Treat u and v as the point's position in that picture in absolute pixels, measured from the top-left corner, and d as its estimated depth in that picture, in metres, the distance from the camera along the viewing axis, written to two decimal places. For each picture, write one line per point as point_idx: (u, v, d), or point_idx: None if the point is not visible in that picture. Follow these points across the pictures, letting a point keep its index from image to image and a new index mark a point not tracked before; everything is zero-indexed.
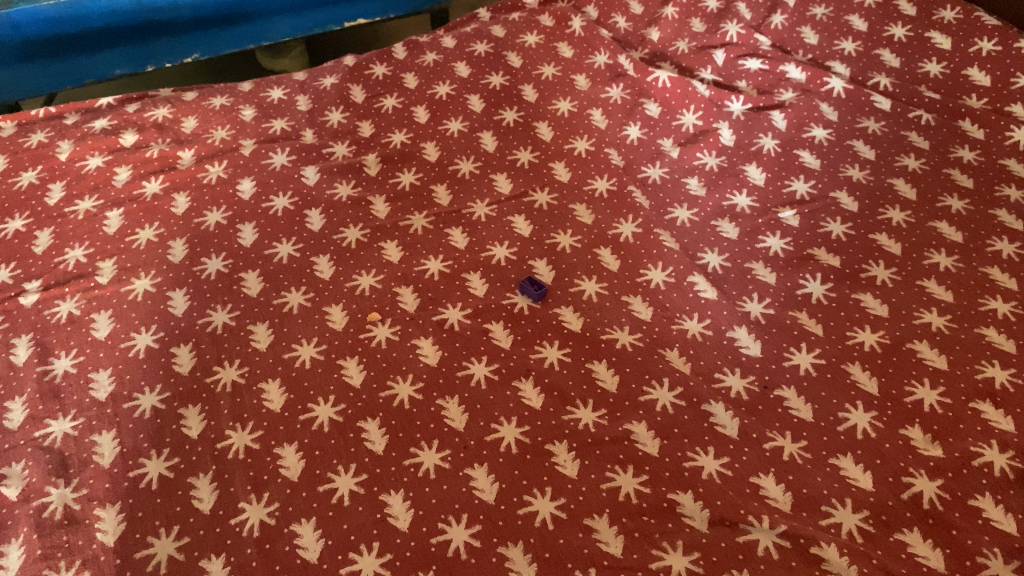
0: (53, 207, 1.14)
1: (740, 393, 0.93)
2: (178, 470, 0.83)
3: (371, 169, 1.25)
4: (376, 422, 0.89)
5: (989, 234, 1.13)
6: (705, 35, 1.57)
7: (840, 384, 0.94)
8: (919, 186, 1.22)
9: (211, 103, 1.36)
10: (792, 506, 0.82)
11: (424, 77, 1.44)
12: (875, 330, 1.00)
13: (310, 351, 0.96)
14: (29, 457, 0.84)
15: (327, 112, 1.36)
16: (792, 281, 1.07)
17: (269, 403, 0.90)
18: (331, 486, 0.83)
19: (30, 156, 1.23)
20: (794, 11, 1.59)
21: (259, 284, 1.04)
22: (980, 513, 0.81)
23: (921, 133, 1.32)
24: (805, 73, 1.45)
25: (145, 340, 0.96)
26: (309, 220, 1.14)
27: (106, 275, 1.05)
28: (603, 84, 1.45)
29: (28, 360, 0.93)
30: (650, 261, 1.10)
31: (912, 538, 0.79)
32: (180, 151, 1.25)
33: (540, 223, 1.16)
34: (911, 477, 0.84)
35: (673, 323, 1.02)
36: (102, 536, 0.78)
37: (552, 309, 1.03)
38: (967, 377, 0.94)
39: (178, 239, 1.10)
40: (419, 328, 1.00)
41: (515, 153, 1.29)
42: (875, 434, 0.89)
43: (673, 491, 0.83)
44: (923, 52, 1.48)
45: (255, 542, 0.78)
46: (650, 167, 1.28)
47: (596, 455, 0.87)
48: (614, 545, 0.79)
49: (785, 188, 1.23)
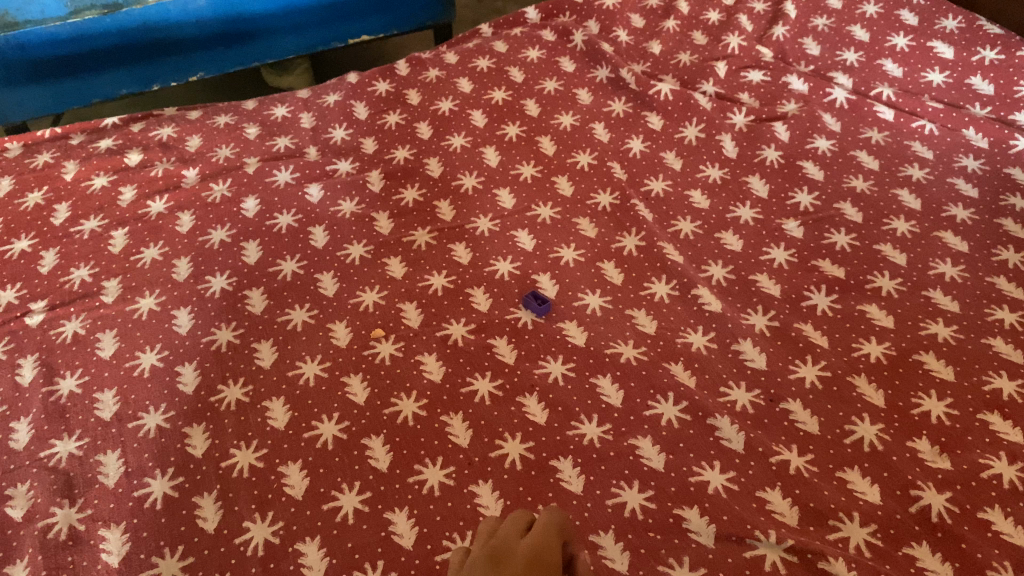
0: (59, 227, 1.15)
1: (745, 407, 0.93)
2: (183, 489, 0.83)
3: (374, 186, 1.25)
4: (380, 439, 0.89)
5: (995, 244, 1.13)
6: (707, 47, 1.57)
7: (845, 397, 0.93)
8: (924, 196, 1.21)
9: (215, 122, 1.37)
10: (798, 520, 0.81)
11: (427, 93, 1.45)
12: (881, 342, 1.00)
13: (314, 368, 0.96)
14: (35, 478, 0.84)
15: (331, 129, 1.37)
16: (797, 293, 1.07)
17: (273, 421, 0.90)
18: (335, 504, 0.82)
19: (36, 176, 1.23)
20: (795, 23, 1.61)
21: (263, 302, 1.05)
22: (990, 526, 0.80)
23: (925, 142, 1.32)
24: (808, 85, 1.46)
25: (150, 359, 0.96)
26: (313, 237, 1.15)
27: (111, 294, 1.05)
28: (606, 98, 1.46)
29: (34, 381, 0.94)
30: (654, 275, 1.11)
31: (921, 552, 0.78)
32: (185, 170, 1.26)
33: (543, 238, 1.16)
34: (919, 490, 0.83)
35: (678, 337, 1.02)
36: (107, 556, 0.78)
37: (556, 323, 1.03)
38: (975, 388, 0.93)
39: (183, 258, 1.11)
40: (423, 344, 1.00)
41: (518, 167, 1.30)
42: (882, 446, 0.88)
43: (679, 507, 0.83)
44: (925, 62, 1.49)
45: (259, 561, 0.78)
46: (653, 180, 1.28)
47: (601, 470, 0.86)
48: (620, 562, 0.78)
49: (789, 200, 1.23)
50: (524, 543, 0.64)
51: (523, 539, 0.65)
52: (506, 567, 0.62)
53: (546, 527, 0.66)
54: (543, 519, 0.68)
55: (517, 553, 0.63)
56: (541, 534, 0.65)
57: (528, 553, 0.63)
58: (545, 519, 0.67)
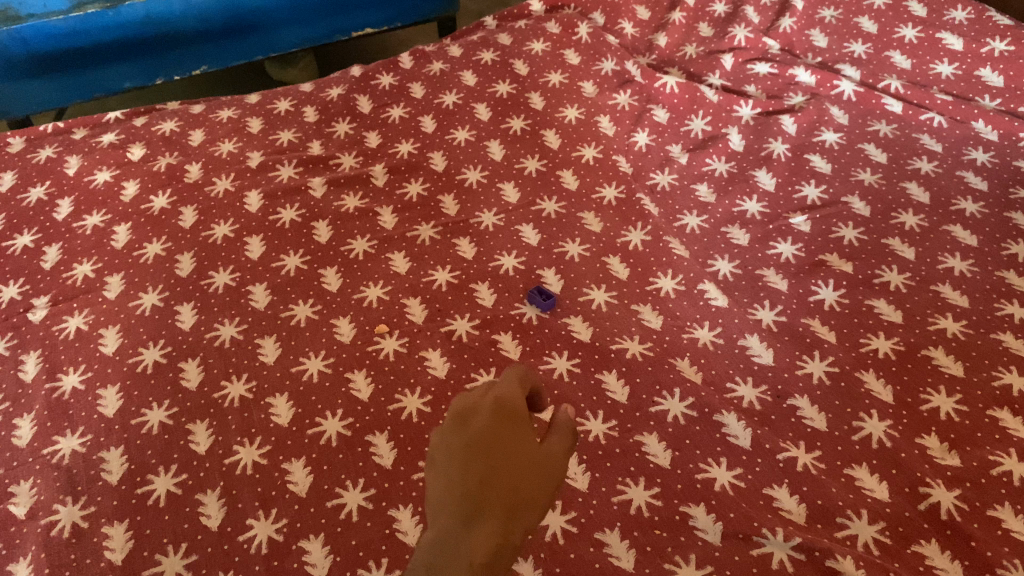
0: (61, 222, 1.15)
1: (752, 403, 0.92)
2: (187, 486, 0.83)
3: (378, 180, 1.24)
4: (384, 435, 0.88)
5: (1005, 238, 1.11)
6: (713, 39, 1.55)
7: (853, 393, 0.92)
8: (932, 189, 1.20)
9: (219, 116, 1.36)
10: (806, 518, 0.81)
11: (431, 86, 1.44)
12: (889, 337, 0.98)
13: (318, 364, 0.96)
14: (38, 474, 0.84)
15: (334, 123, 1.36)
16: (804, 288, 1.06)
17: (277, 418, 0.90)
18: (339, 501, 0.82)
19: (39, 171, 1.23)
20: (802, 15, 1.60)
21: (267, 297, 1.04)
22: (1000, 524, 0.79)
23: (933, 135, 1.30)
24: (815, 77, 1.44)
25: (153, 356, 0.96)
26: (316, 232, 1.14)
27: (114, 290, 1.05)
28: (611, 90, 1.43)
29: (37, 377, 0.94)
30: (659, 269, 1.10)
31: (930, 550, 0.78)
32: (189, 165, 1.25)
33: (548, 232, 1.15)
34: (929, 487, 0.83)
35: (684, 333, 1.01)
36: (110, 554, 0.77)
37: (561, 318, 1.03)
38: (984, 384, 0.92)
39: (186, 253, 1.10)
40: (427, 339, 0.99)
41: (523, 161, 1.28)
42: (890, 443, 0.87)
43: (686, 504, 0.82)
44: (934, 53, 1.48)
45: (263, 559, 0.77)
46: (659, 174, 1.27)
47: (607, 467, 0.86)
48: (625, 560, 0.77)
49: (796, 194, 1.22)
50: (489, 401, 0.84)
51: (487, 397, 0.85)
52: (475, 422, 0.83)
53: (506, 383, 0.86)
54: (506, 378, 0.87)
55: (482, 411, 0.83)
56: (502, 390, 0.85)
57: (493, 408, 0.83)
58: (506, 380, 0.87)
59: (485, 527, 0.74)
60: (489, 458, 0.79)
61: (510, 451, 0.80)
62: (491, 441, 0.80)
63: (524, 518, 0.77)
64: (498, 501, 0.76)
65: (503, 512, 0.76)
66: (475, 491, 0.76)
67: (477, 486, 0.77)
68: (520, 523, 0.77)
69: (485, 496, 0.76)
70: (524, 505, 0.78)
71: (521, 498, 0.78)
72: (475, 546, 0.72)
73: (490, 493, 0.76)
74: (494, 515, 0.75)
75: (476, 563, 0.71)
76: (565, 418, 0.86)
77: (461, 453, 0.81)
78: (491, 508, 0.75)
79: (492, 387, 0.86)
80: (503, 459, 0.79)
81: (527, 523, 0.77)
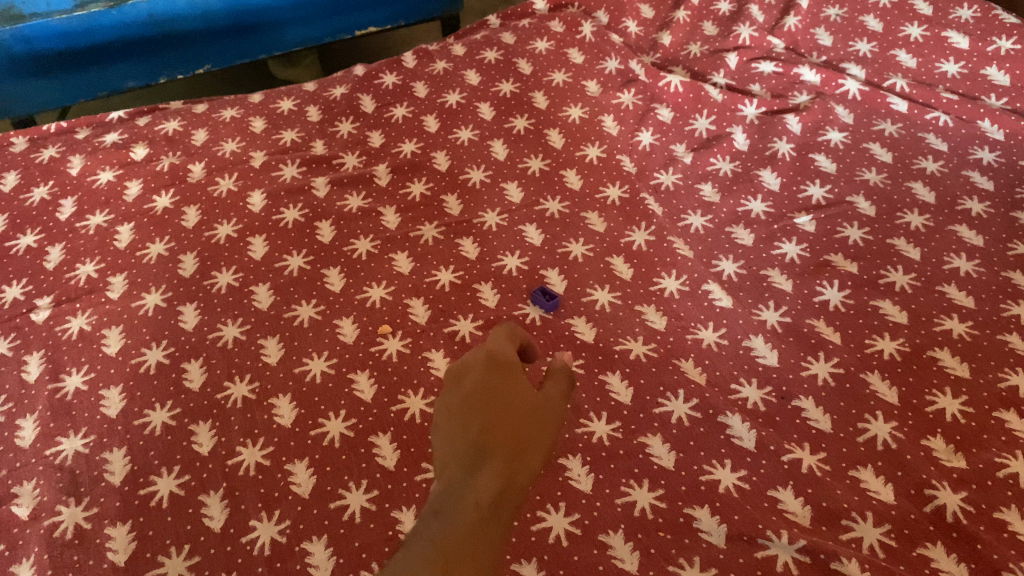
0: (64, 222, 1.15)
1: (757, 405, 0.91)
2: (189, 487, 0.83)
3: (381, 180, 1.24)
4: (387, 437, 0.88)
5: (1011, 238, 1.10)
6: (717, 38, 1.55)
7: (859, 394, 0.92)
8: (938, 189, 1.19)
9: (222, 115, 1.36)
10: (811, 520, 0.80)
11: (434, 85, 1.43)
12: (894, 338, 0.98)
13: (321, 365, 0.96)
14: (41, 475, 0.84)
15: (337, 122, 1.36)
16: (809, 289, 1.05)
17: (279, 419, 0.89)
18: (342, 503, 0.82)
19: (42, 171, 1.23)
20: (807, 14, 1.59)
21: (270, 298, 1.04)
22: (1006, 526, 0.78)
23: (939, 134, 1.29)
24: (820, 75, 1.43)
25: (156, 356, 0.96)
26: (319, 232, 1.14)
27: (117, 290, 1.04)
28: (615, 89, 1.43)
29: (40, 378, 0.94)
30: (663, 269, 1.09)
31: (935, 552, 0.77)
32: (192, 164, 1.25)
33: (552, 233, 1.15)
34: (934, 489, 0.82)
35: (688, 333, 1.00)
36: (113, 555, 0.77)
37: (564, 319, 1.02)
38: (990, 386, 0.92)
39: (189, 253, 1.10)
40: (430, 340, 0.99)
41: (526, 161, 1.28)
42: (895, 445, 0.86)
43: (690, 506, 0.82)
44: (940, 52, 1.47)
45: (266, 560, 0.77)
46: (663, 173, 1.26)
47: (610, 469, 0.85)
48: (629, 562, 0.77)
49: (801, 193, 1.21)
50: (482, 357, 0.86)
51: (480, 356, 0.86)
52: (469, 382, 0.85)
53: (498, 339, 0.88)
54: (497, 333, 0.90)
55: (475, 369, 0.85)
56: (495, 345, 0.87)
57: (485, 363, 0.85)
58: (497, 335, 0.89)
59: (487, 471, 0.75)
60: (486, 409, 0.81)
61: (506, 402, 0.82)
62: (490, 394, 0.82)
63: (528, 462, 0.79)
64: (499, 447, 0.78)
65: (506, 456, 0.78)
66: (476, 440, 0.78)
67: (478, 433, 0.79)
68: (523, 464, 0.79)
69: (484, 443, 0.78)
70: (527, 451, 0.80)
71: (522, 445, 0.80)
72: (480, 488, 0.74)
73: (492, 440, 0.78)
74: (494, 457, 0.77)
75: (481, 504, 0.72)
76: (560, 366, 0.88)
77: (461, 412, 0.83)
78: (493, 453, 0.77)
79: (485, 347, 0.88)
80: (500, 410, 0.80)
81: (531, 463, 0.80)
